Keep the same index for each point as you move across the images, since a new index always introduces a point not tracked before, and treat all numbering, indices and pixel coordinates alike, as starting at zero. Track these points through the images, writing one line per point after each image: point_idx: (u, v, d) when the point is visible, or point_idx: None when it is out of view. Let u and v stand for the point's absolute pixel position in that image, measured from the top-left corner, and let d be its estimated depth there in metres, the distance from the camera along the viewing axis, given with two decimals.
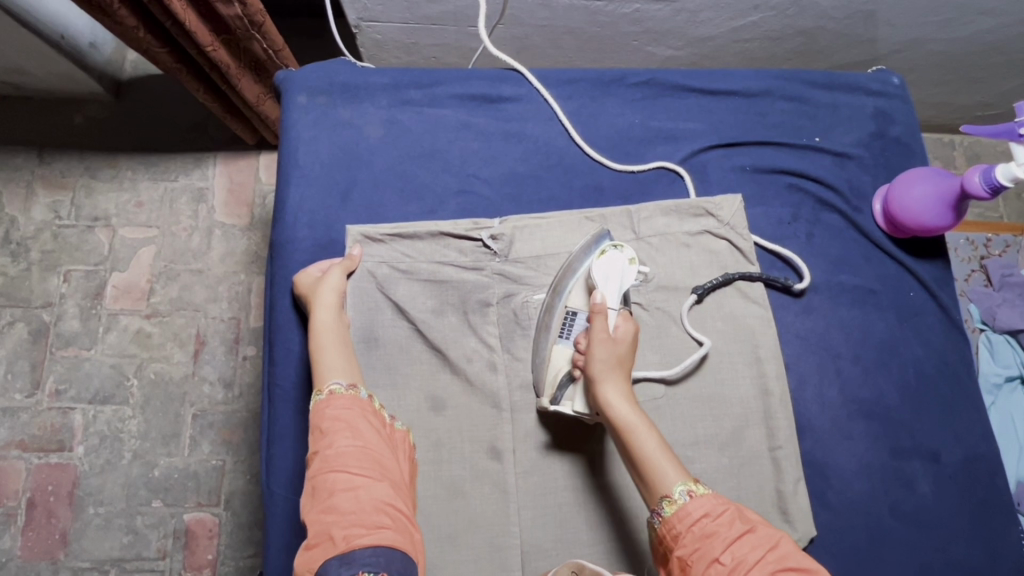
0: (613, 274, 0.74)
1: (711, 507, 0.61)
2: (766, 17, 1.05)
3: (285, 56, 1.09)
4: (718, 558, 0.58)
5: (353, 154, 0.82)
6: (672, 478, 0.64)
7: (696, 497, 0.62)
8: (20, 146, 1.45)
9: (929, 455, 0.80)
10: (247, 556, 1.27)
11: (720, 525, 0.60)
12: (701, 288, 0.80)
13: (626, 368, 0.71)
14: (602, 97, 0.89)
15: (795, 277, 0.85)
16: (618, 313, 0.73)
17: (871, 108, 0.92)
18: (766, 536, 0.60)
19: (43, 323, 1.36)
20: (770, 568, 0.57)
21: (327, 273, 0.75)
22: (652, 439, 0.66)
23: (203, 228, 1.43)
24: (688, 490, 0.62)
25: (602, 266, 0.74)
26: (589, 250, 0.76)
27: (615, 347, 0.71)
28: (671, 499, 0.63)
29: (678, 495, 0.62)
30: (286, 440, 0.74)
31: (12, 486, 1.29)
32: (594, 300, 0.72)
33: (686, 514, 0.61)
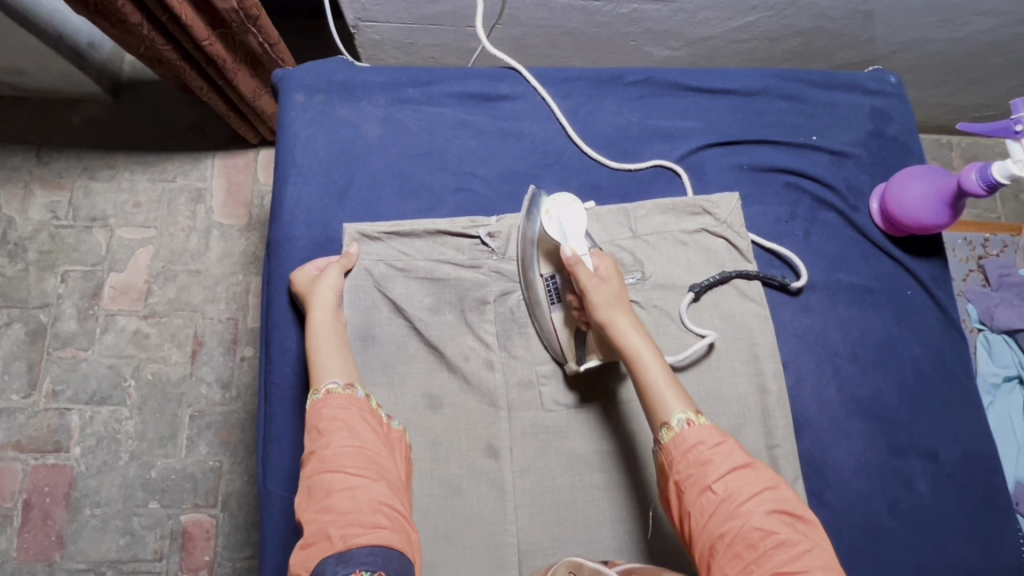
0: (572, 222, 0.74)
1: (708, 436, 0.62)
2: (764, 17, 1.05)
3: (281, 50, 1.10)
4: (710, 485, 0.59)
5: (350, 152, 0.82)
6: (677, 408, 0.64)
7: (694, 426, 0.62)
8: (18, 147, 1.45)
9: (927, 454, 0.80)
10: (244, 558, 1.27)
11: (717, 455, 0.60)
12: (698, 286, 0.80)
13: (625, 303, 0.71)
14: (600, 96, 0.89)
15: (792, 275, 0.85)
16: (591, 254, 0.73)
17: (868, 107, 0.92)
18: (765, 475, 0.60)
19: (40, 323, 1.36)
20: (763, 503, 0.57)
21: (325, 271, 0.75)
22: (656, 369, 0.66)
23: (202, 228, 1.43)
24: (687, 418, 0.63)
25: (554, 220, 0.75)
26: (539, 212, 0.76)
27: (607, 289, 0.70)
28: (669, 427, 0.63)
29: (676, 423, 0.63)
30: (282, 439, 0.74)
31: (9, 487, 1.28)
32: (564, 254, 0.72)
33: (681, 441, 0.62)
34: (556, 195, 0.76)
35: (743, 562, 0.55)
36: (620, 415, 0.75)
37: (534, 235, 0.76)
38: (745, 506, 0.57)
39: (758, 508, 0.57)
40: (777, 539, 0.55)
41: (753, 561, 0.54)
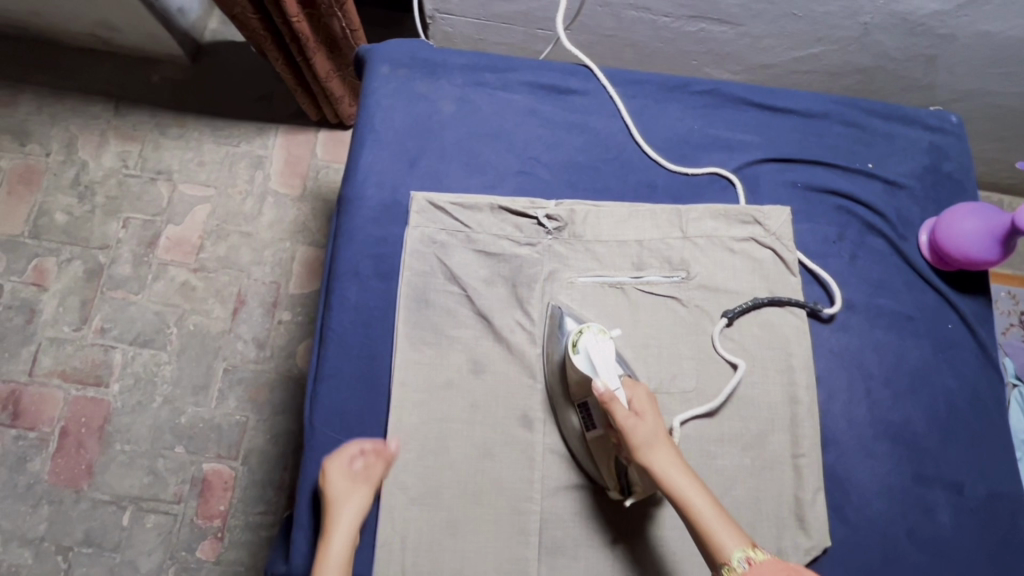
0: (600, 353, 0.72)
1: (772, 572, 0.62)
2: (826, 50, 1.08)
3: (358, 36, 1.21)
4: None
5: (425, 125, 0.87)
6: (734, 544, 0.64)
7: (754, 564, 0.62)
8: (100, 98, 1.55)
9: (952, 486, 0.80)
10: (255, 513, 1.31)
11: None
12: (732, 312, 0.81)
13: (664, 440, 0.69)
14: (665, 101, 0.93)
15: (827, 301, 0.86)
16: (624, 386, 0.71)
17: (927, 142, 0.94)
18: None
19: (98, 263, 1.44)
20: None
21: (354, 490, 0.69)
22: (705, 505, 0.66)
23: (258, 193, 1.50)
24: (747, 555, 0.63)
25: (582, 354, 0.72)
26: (568, 345, 0.73)
27: (648, 426, 0.69)
28: (730, 566, 0.63)
29: (737, 562, 0.63)
30: (330, 381, 0.78)
31: (49, 413, 1.35)
32: (599, 391, 0.69)
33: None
34: (586, 325, 0.74)
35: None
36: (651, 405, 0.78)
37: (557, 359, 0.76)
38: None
39: None
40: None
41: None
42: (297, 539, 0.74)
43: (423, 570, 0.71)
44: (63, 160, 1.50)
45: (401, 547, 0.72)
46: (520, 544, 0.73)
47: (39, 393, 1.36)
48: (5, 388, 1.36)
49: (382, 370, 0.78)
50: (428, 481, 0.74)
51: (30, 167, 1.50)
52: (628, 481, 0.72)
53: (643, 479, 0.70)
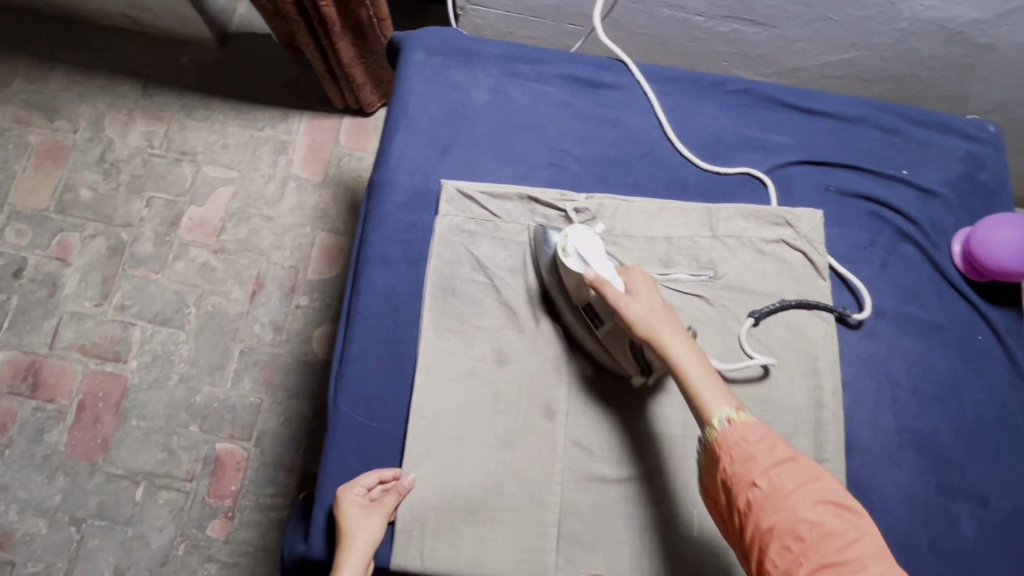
0: (589, 249, 0.73)
1: (750, 434, 0.64)
2: (860, 56, 1.06)
3: (383, 26, 1.23)
4: (756, 483, 0.62)
5: (458, 113, 0.87)
6: (720, 406, 0.66)
7: (735, 424, 0.65)
8: (128, 77, 1.56)
9: (976, 499, 0.79)
10: (266, 495, 1.31)
11: (760, 451, 0.63)
12: (759, 311, 0.81)
13: (661, 317, 0.70)
14: (699, 99, 0.92)
15: (855, 307, 0.85)
16: (617, 275, 0.73)
17: (963, 151, 0.93)
18: (807, 467, 0.63)
19: (120, 241, 1.45)
20: (805, 491, 0.61)
21: (368, 520, 0.70)
22: (699, 375, 0.68)
23: (280, 178, 1.51)
24: (729, 416, 0.65)
25: (571, 254, 0.73)
26: (557, 249, 0.75)
27: (641, 304, 0.70)
28: (712, 426, 0.66)
29: (719, 421, 0.65)
30: (356, 363, 0.78)
31: (68, 386, 1.37)
32: (587, 278, 0.72)
33: (724, 441, 0.65)
34: (565, 230, 0.75)
35: (793, 555, 0.58)
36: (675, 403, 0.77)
37: (546, 262, 0.78)
38: (790, 499, 0.60)
39: (804, 499, 0.60)
40: (826, 532, 0.58)
41: (803, 553, 0.58)
42: (318, 519, 0.75)
43: (442, 557, 0.72)
44: (90, 137, 1.52)
45: (421, 531, 0.72)
46: (539, 535, 0.73)
47: (58, 366, 1.38)
48: (26, 359, 1.38)
49: (407, 355, 0.79)
50: (450, 468, 0.74)
51: (57, 142, 1.51)
52: (645, 361, 0.74)
53: (653, 357, 0.72)
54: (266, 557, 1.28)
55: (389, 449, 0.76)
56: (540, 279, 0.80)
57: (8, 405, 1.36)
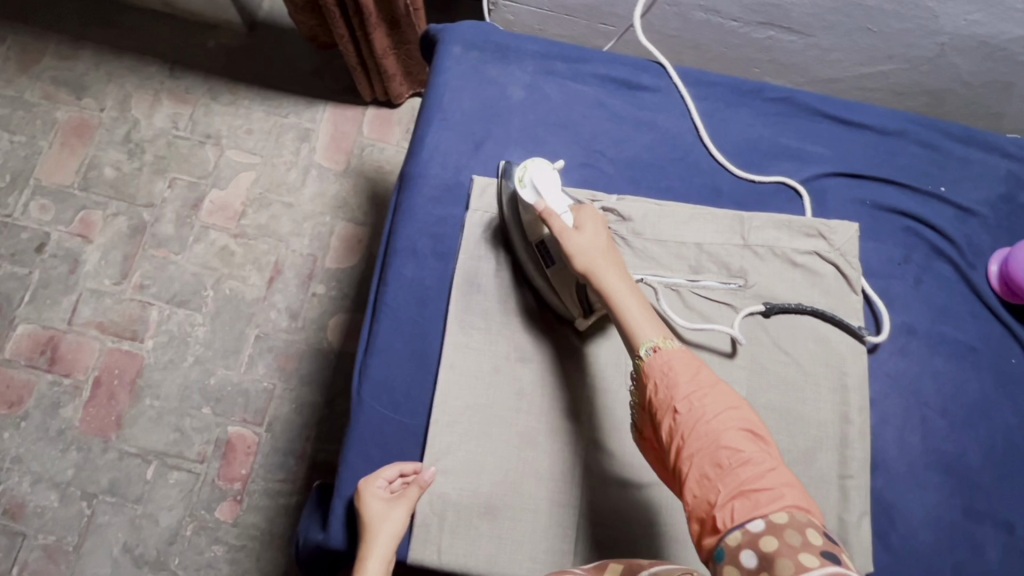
0: (543, 178, 0.74)
1: (677, 361, 0.63)
2: (897, 69, 1.05)
3: (418, 15, 1.21)
4: (677, 409, 0.60)
5: (493, 109, 0.87)
6: (647, 336, 0.65)
7: (661, 352, 0.64)
8: (156, 59, 1.56)
9: (1002, 524, 0.78)
10: (276, 480, 1.31)
11: (685, 378, 0.61)
12: (772, 303, 0.80)
13: (601, 250, 0.70)
14: (736, 105, 0.91)
15: (872, 329, 0.83)
16: (568, 208, 0.73)
17: (1003, 170, 0.91)
18: (730, 396, 0.60)
19: (142, 221, 1.46)
20: (726, 419, 0.58)
21: (391, 512, 0.69)
22: (630, 305, 0.67)
23: (302, 165, 1.50)
24: (655, 345, 0.64)
25: (526, 183, 0.75)
26: (516, 182, 0.76)
27: (584, 236, 0.71)
28: (638, 356, 0.65)
29: (644, 350, 0.64)
30: (381, 356, 0.78)
31: (85, 361, 1.38)
32: (537, 207, 0.73)
33: (649, 369, 0.63)
34: (525, 162, 0.76)
35: (711, 482, 0.55)
36: None
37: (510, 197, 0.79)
38: (710, 424, 0.58)
39: (723, 426, 0.57)
40: (745, 459, 0.55)
41: (720, 480, 0.55)
42: (337, 509, 0.75)
43: (460, 554, 0.71)
44: (116, 116, 1.53)
45: (439, 527, 0.72)
46: (557, 537, 0.72)
47: (76, 341, 1.39)
48: (45, 333, 1.39)
49: (433, 350, 0.78)
50: (470, 465, 0.73)
51: (84, 120, 1.52)
52: (590, 301, 0.75)
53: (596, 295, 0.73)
54: (273, 543, 1.28)
55: (411, 443, 0.76)
56: (500, 213, 0.81)
57: (25, 378, 1.37)
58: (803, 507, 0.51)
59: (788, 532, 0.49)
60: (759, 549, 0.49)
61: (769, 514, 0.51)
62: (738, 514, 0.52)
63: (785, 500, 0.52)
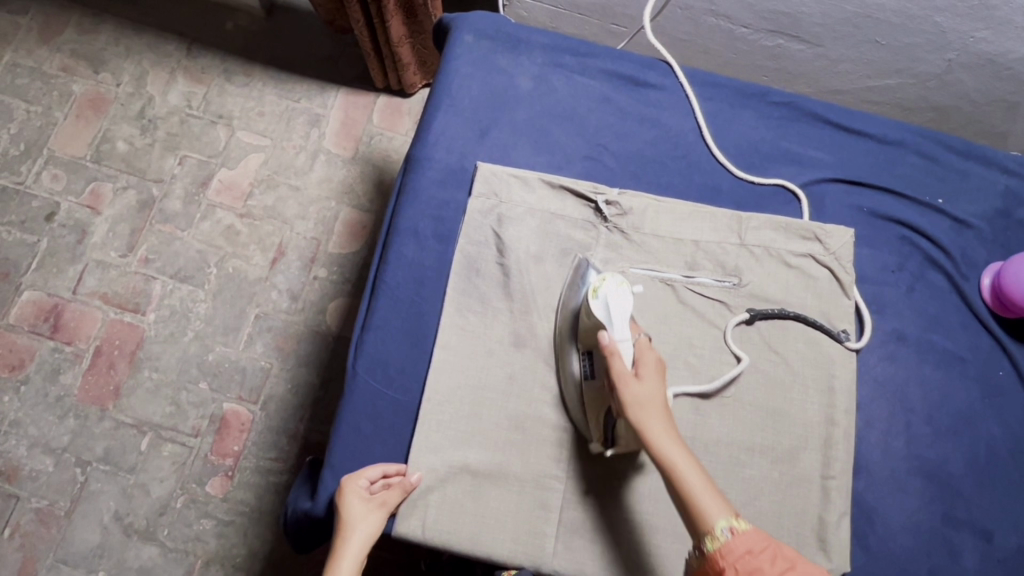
0: (617, 303, 0.73)
1: (755, 545, 0.61)
2: (903, 83, 1.05)
3: (434, 3, 1.25)
4: None
5: (501, 98, 0.88)
6: (718, 514, 0.63)
7: (738, 534, 0.62)
8: (174, 38, 1.59)
9: (981, 533, 0.79)
10: (267, 458, 1.33)
11: (765, 562, 0.60)
12: (755, 309, 0.81)
13: (658, 403, 0.69)
14: (741, 107, 0.92)
15: (857, 334, 0.84)
16: (629, 344, 0.72)
17: (1002, 186, 0.92)
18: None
19: (151, 195, 1.48)
20: None
21: (371, 519, 0.70)
22: (694, 473, 0.66)
23: (311, 150, 1.52)
24: (731, 525, 0.62)
25: (600, 299, 0.73)
26: (590, 288, 0.75)
27: (648, 383, 0.70)
28: (714, 536, 0.62)
29: (720, 530, 0.62)
30: (377, 331, 0.79)
31: (87, 331, 1.39)
32: (603, 343, 0.71)
33: (728, 552, 0.61)
34: (605, 274, 0.75)
35: None
36: (684, 405, 0.78)
37: (574, 307, 0.78)
38: None
39: None
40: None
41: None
42: (326, 481, 0.76)
43: (443, 530, 0.72)
44: (132, 92, 1.55)
45: (425, 503, 0.73)
46: (540, 520, 0.73)
47: (80, 310, 1.41)
48: (49, 301, 1.41)
49: (428, 329, 0.80)
50: (459, 444, 0.75)
51: (100, 94, 1.54)
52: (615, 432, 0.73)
53: (626, 431, 0.71)
54: (261, 520, 1.30)
55: (402, 418, 0.77)
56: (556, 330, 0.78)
57: (27, 343, 1.39)
58: None
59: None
60: None
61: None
62: None
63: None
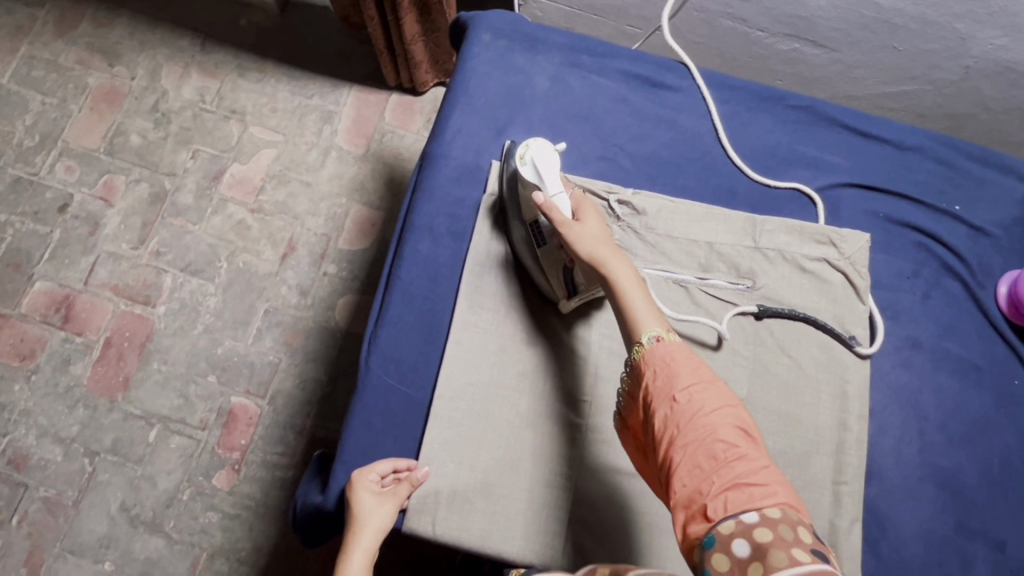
0: (544, 164, 0.75)
1: (678, 353, 0.63)
2: (920, 90, 1.05)
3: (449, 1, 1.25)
4: (676, 397, 0.60)
5: (517, 97, 0.89)
6: (649, 326, 0.65)
7: (663, 342, 0.64)
8: (189, 33, 1.59)
9: (994, 543, 0.78)
10: (274, 453, 1.33)
11: (685, 368, 0.62)
12: (765, 307, 0.81)
13: (603, 239, 0.72)
14: (758, 110, 0.92)
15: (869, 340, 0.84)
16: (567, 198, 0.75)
17: (1019, 193, 0.91)
18: (727, 394, 0.61)
19: (163, 189, 1.49)
20: (723, 415, 0.58)
21: (382, 514, 0.70)
22: (634, 292, 0.68)
23: (323, 146, 1.52)
24: (658, 335, 0.64)
25: (529, 164, 0.76)
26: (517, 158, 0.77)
27: (587, 223, 0.73)
28: (640, 343, 0.65)
29: (647, 339, 0.64)
30: (390, 328, 0.80)
31: (97, 322, 1.40)
32: (539, 200, 0.74)
33: (650, 356, 0.63)
34: (528, 141, 0.77)
35: (705, 472, 0.55)
36: None
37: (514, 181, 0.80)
38: (708, 418, 0.58)
39: (721, 421, 0.58)
40: (739, 454, 0.56)
41: (715, 472, 0.55)
42: (337, 475, 0.76)
43: (454, 528, 0.72)
44: (146, 86, 1.56)
45: (436, 501, 0.73)
46: (550, 520, 0.73)
47: (91, 302, 1.41)
48: (61, 292, 1.42)
49: (441, 326, 0.80)
50: (468, 442, 0.75)
51: (114, 87, 1.55)
52: (574, 284, 0.77)
53: (582, 277, 0.74)
54: (266, 515, 1.30)
55: (414, 415, 0.77)
56: (499, 192, 0.83)
57: (39, 333, 1.40)
58: (795, 506, 0.52)
59: (781, 526, 0.49)
60: (752, 539, 0.49)
61: (761, 506, 0.51)
62: (732, 506, 0.52)
63: (778, 497, 0.52)
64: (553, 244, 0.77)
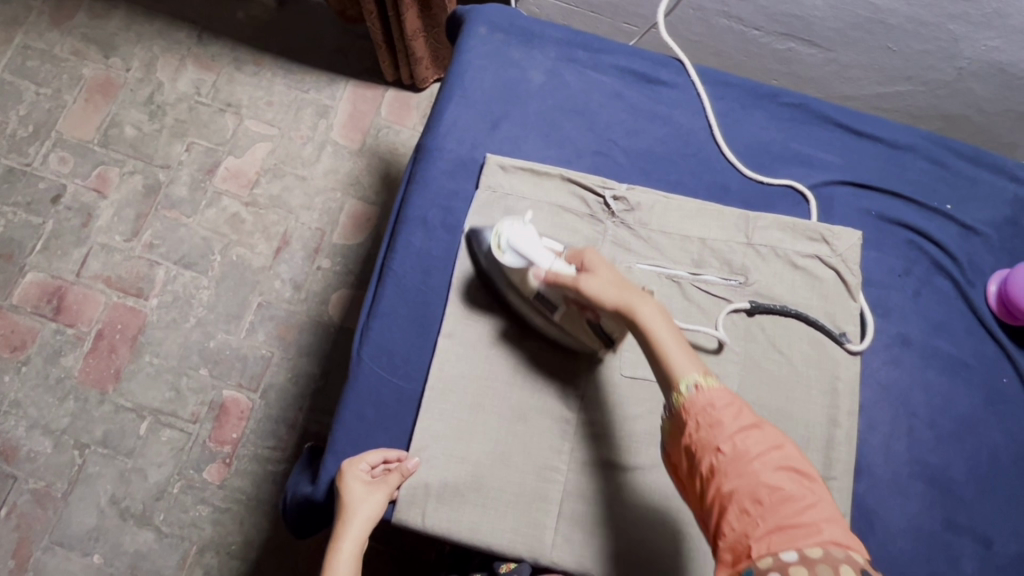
0: (521, 238, 0.73)
1: (718, 398, 0.62)
2: (914, 90, 1.05)
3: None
4: (719, 446, 0.59)
5: (513, 91, 0.89)
6: (687, 371, 0.64)
7: (703, 389, 0.62)
8: (186, 25, 1.59)
9: (981, 539, 0.79)
10: (266, 447, 1.32)
11: (727, 416, 0.61)
12: (757, 302, 0.81)
13: (619, 286, 0.69)
14: (752, 108, 0.92)
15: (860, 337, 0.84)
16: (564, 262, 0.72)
17: (1011, 193, 0.92)
18: (773, 436, 0.61)
19: (158, 181, 1.48)
20: (769, 462, 0.58)
21: (371, 505, 0.70)
22: (665, 334, 0.66)
23: (318, 141, 1.52)
24: (697, 382, 0.63)
25: (508, 250, 0.74)
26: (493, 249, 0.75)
27: (598, 278, 0.69)
28: (680, 393, 0.63)
29: (686, 387, 0.63)
30: (383, 319, 0.80)
31: (89, 314, 1.39)
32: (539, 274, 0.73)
33: (693, 406, 0.62)
34: (496, 229, 0.75)
35: (751, 517, 0.56)
36: None
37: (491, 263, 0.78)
38: (754, 465, 0.58)
39: (767, 467, 0.58)
40: (786, 497, 0.55)
41: (762, 516, 0.55)
42: (328, 465, 0.76)
43: (444, 519, 0.72)
44: (141, 77, 1.55)
45: (426, 492, 0.73)
46: (540, 512, 0.73)
47: (83, 293, 1.41)
48: (53, 283, 1.41)
49: (433, 318, 0.80)
50: (459, 434, 0.75)
51: (110, 78, 1.54)
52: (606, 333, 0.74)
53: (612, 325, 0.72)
54: (257, 508, 1.29)
55: (405, 407, 0.77)
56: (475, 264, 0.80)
57: (30, 324, 1.39)
58: (842, 544, 0.52)
59: (822, 566, 0.51)
60: None
61: (805, 548, 0.52)
62: (777, 549, 0.53)
63: (824, 536, 0.53)
64: (569, 307, 0.74)
